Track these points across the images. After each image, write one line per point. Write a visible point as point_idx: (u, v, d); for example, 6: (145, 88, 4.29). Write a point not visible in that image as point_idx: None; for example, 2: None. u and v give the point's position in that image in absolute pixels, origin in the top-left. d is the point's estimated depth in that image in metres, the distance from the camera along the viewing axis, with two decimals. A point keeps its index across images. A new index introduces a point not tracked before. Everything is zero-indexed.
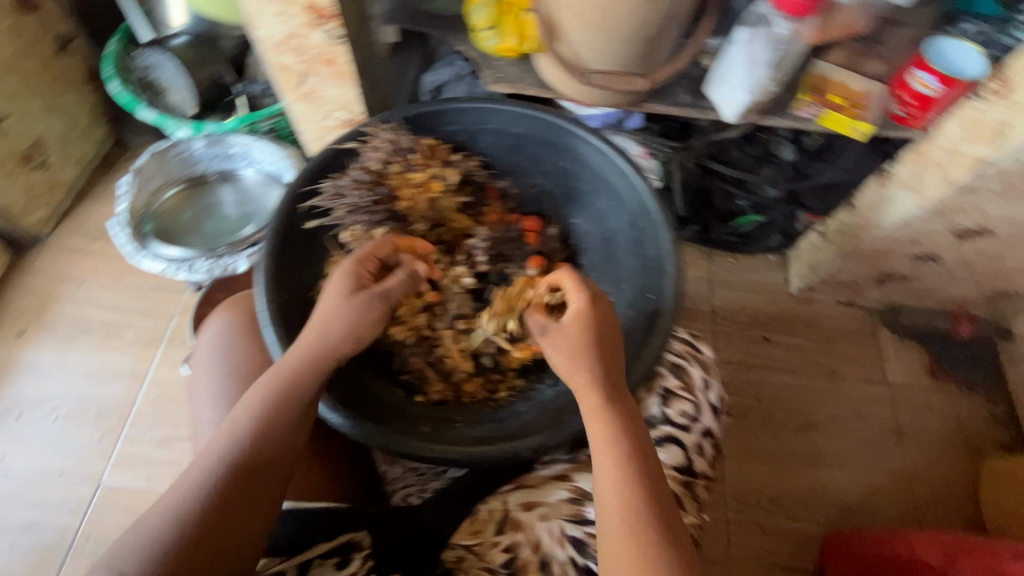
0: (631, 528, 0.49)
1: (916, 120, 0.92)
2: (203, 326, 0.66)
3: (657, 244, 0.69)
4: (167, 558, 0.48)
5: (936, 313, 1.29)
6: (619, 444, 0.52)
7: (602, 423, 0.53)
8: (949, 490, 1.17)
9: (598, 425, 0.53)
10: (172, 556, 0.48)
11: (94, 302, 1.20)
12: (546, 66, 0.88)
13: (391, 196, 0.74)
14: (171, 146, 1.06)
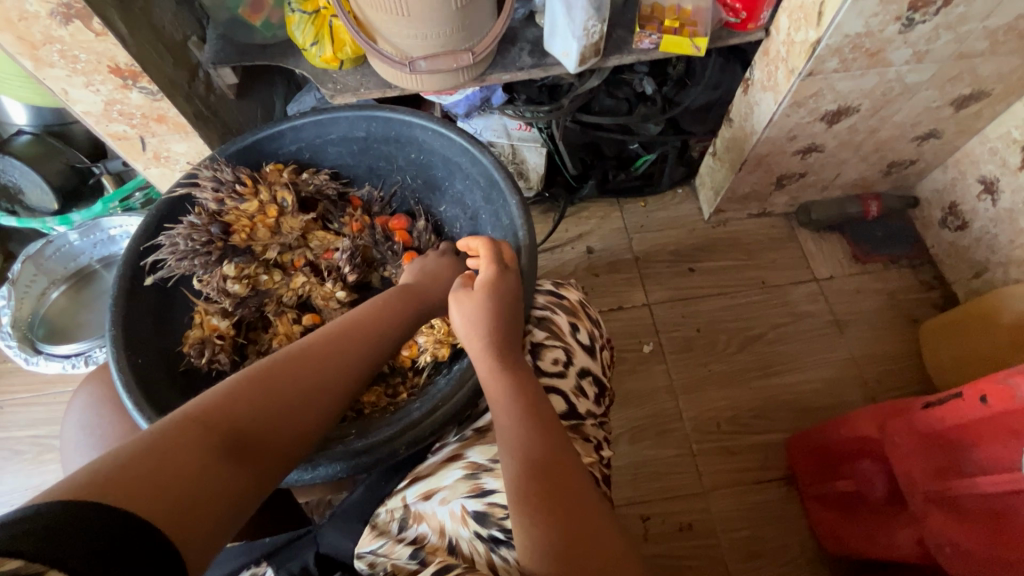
0: (537, 478, 0.49)
1: (751, 21, 0.95)
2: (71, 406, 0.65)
3: (509, 210, 0.69)
4: (185, 486, 0.42)
5: (844, 199, 1.31)
6: (513, 397, 0.54)
7: (497, 379, 0.55)
8: (896, 363, 1.20)
9: (494, 381, 0.55)
10: (189, 486, 0.42)
11: (18, 421, 1.16)
12: (379, 65, 0.88)
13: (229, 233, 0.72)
14: (43, 246, 1.04)
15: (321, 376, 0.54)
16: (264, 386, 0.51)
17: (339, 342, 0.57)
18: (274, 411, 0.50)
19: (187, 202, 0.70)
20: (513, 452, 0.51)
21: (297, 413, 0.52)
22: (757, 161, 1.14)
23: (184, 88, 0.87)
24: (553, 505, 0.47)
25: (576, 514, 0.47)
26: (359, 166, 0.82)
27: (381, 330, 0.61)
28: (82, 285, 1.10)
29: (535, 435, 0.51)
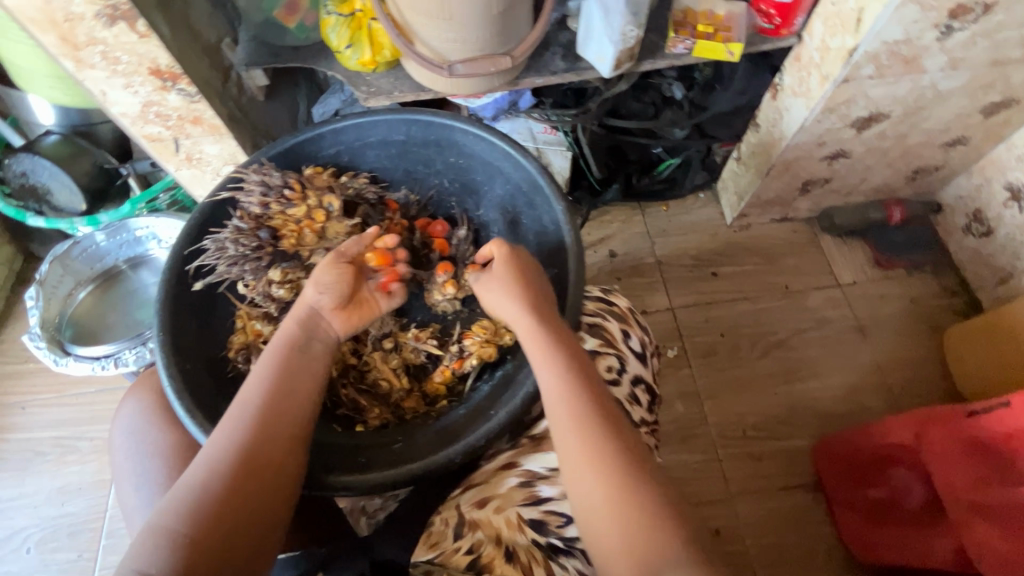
0: (598, 475, 0.49)
1: (785, 27, 0.95)
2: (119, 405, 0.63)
3: (553, 214, 0.69)
4: None
5: (867, 205, 1.31)
6: (569, 386, 0.54)
7: (552, 365, 0.55)
8: (920, 370, 1.19)
9: (549, 367, 0.55)
10: None
11: (42, 421, 1.16)
12: (415, 68, 0.88)
13: (276, 238, 0.71)
14: (71, 247, 1.04)
15: (237, 469, 0.50)
16: (179, 524, 0.47)
17: (243, 440, 0.51)
18: (207, 538, 0.47)
19: (229, 206, 0.70)
20: (568, 441, 0.51)
21: (238, 528, 0.48)
22: (784, 167, 1.14)
23: (219, 89, 0.87)
24: (604, 491, 0.48)
25: (631, 498, 0.47)
26: (396, 169, 0.82)
27: (288, 407, 0.54)
28: (107, 287, 1.10)
29: (595, 423, 0.52)
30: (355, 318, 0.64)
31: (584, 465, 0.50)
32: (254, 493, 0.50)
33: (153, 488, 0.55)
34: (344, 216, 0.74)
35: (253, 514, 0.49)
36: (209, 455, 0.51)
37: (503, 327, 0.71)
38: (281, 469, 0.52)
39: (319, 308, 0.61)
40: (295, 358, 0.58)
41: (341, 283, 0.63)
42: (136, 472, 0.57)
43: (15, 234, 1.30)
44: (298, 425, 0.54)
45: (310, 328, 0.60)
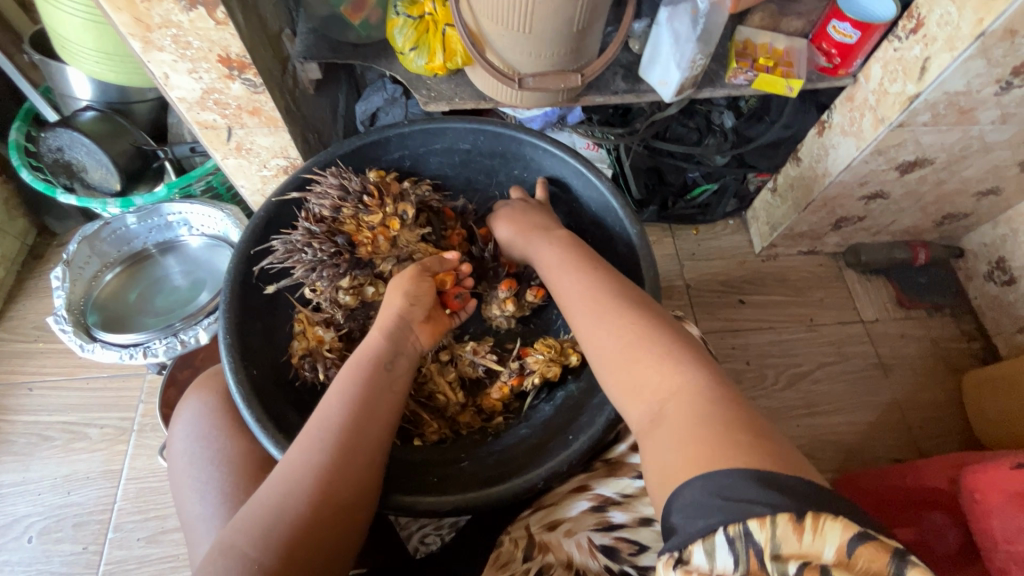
0: (655, 410, 0.49)
1: (843, 67, 0.96)
2: (175, 413, 0.68)
3: (626, 238, 0.69)
4: None
5: (893, 245, 1.33)
6: (616, 323, 0.55)
7: (593, 301, 0.58)
8: (937, 412, 1.21)
9: (590, 304, 0.58)
10: None
11: (50, 404, 1.12)
12: (480, 77, 0.87)
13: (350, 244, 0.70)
14: (100, 228, 1.00)
15: (314, 482, 0.48)
16: (250, 546, 0.44)
17: (323, 462, 0.49)
18: (279, 566, 0.44)
19: (293, 206, 0.68)
20: (618, 373, 0.53)
21: (311, 553, 0.45)
22: (823, 203, 1.15)
23: (279, 80, 0.85)
24: (626, 360, 0.52)
25: (648, 361, 0.51)
26: (457, 177, 0.80)
27: (369, 433, 0.52)
28: (135, 270, 1.06)
29: (641, 349, 0.52)
30: (437, 333, 0.66)
31: (601, 347, 0.55)
32: (331, 513, 0.47)
33: (216, 495, 0.59)
34: (414, 225, 0.73)
35: (327, 541, 0.46)
36: (285, 472, 0.49)
37: (568, 347, 0.70)
38: (359, 496, 0.49)
39: (408, 316, 0.62)
40: (378, 376, 0.56)
41: (424, 294, 0.64)
42: (196, 476, 0.61)
43: (32, 208, 1.25)
44: (377, 447, 0.52)
45: (398, 342, 0.60)
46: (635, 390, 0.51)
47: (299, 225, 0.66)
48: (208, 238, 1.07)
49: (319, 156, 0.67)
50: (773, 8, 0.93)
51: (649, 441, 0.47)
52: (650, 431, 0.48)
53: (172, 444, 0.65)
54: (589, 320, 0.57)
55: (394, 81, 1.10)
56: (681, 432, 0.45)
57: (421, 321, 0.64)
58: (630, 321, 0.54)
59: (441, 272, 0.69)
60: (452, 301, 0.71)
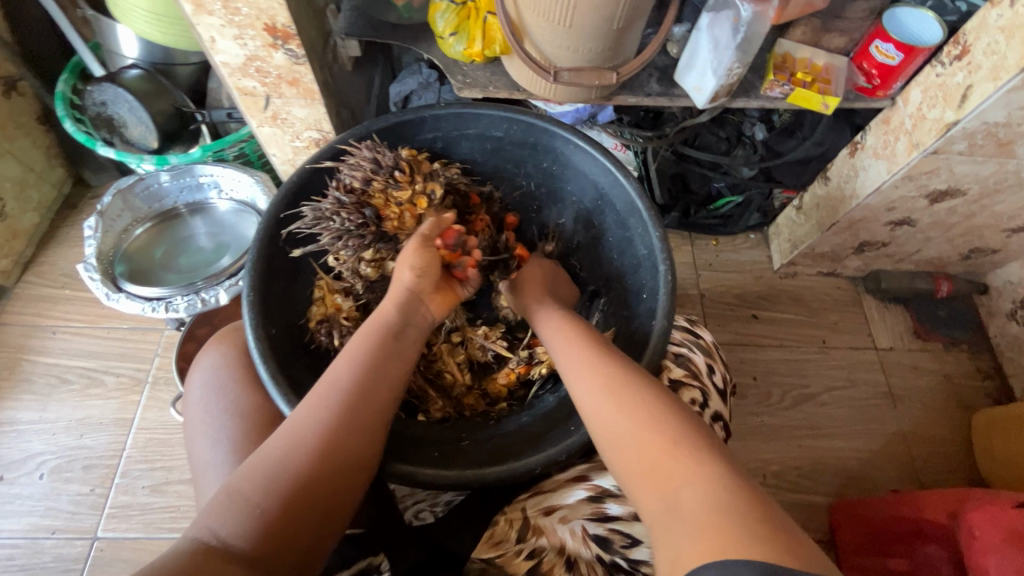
0: (658, 492, 0.45)
1: (882, 89, 0.94)
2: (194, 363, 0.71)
3: (647, 241, 0.68)
4: None
5: (915, 274, 1.31)
6: (609, 390, 0.54)
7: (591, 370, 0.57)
8: (945, 446, 1.20)
9: (587, 376, 0.56)
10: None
11: (71, 349, 1.16)
12: (515, 67, 0.88)
13: (376, 217, 0.72)
14: (135, 182, 1.03)
15: (319, 437, 0.50)
16: (255, 493, 0.47)
17: (330, 421, 0.51)
18: (282, 515, 0.46)
19: (325, 175, 0.70)
20: (614, 449, 0.50)
21: (312, 503, 0.48)
22: (848, 225, 1.14)
23: (320, 54, 0.87)
24: (632, 443, 0.49)
25: (650, 437, 0.48)
26: (486, 164, 0.81)
27: (377, 395, 0.55)
28: (163, 228, 1.09)
29: (635, 420, 0.50)
30: (446, 303, 0.67)
31: (615, 448, 0.50)
32: (333, 466, 0.50)
33: (224, 445, 0.61)
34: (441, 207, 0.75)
35: (327, 495, 0.49)
36: (294, 426, 0.51)
37: None
38: (362, 456, 0.52)
39: (417, 289, 0.64)
40: (389, 345, 0.59)
41: (431, 266, 0.65)
42: (208, 424, 0.63)
43: (70, 159, 1.30)
44: (381, 412, 0.54)
45: (409, 313, 0.62)
46: (634, 467, 0.48)
47: (330, 192, 0.69)
48: (236, 203, 1.09)
49: (355, 129, 0.69)
50: (816, 23, 0.92)
51: (666, 542, 0.42)
52: (665, 528, 0.43)
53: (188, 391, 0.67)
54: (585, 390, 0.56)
55: (430, 66, 1.11)
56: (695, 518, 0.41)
57: (431, 292, 0.65)
58: (629, 394, 0.53)
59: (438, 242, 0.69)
60: (455, 270, 0.69)
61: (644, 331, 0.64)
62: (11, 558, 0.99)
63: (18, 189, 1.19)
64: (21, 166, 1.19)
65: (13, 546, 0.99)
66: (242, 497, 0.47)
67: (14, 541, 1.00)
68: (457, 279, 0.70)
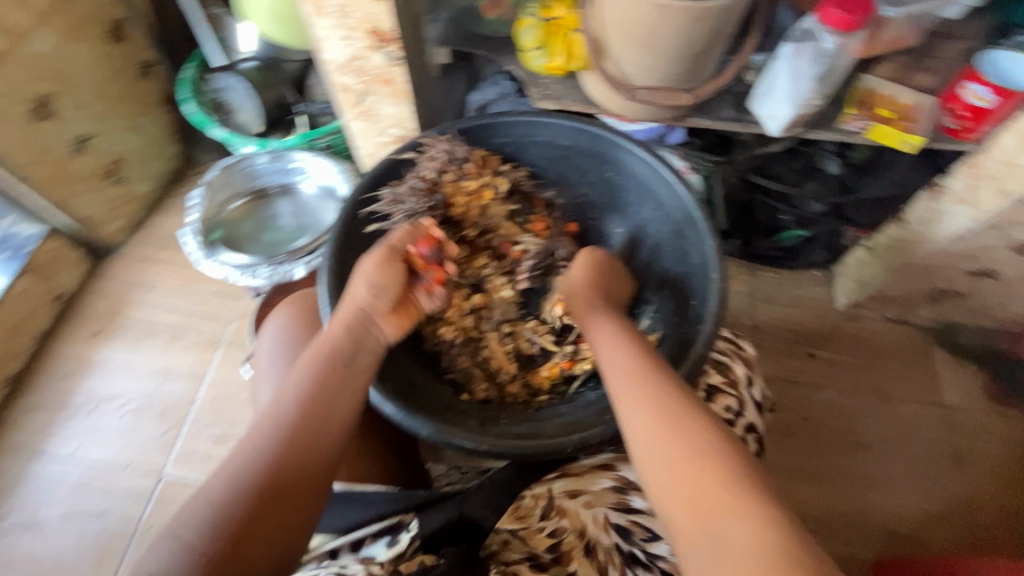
0: (694, 511, 0.48)
1: (970, 132, 0.89)
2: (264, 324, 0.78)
3: (702, 252, 0.71)
4: None
5: (994, 331, 1.23)
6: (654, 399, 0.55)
7: (634, 380, 0.58)
8: (1013, 518, 1.11)
9: (630, 385, 0.57)
10: None
11: (163, 305, 1.29)
12: (592, 83, 0.92)
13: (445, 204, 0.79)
14: (239, 162, 1.15)
15: (258, 473, 0.52)
16: (198, 535, 0.48)
17: (267, 455, 0.53)
18: (226, 552, 0.48)
19: (404, 166, 0.76)
20: (651, 459, 0.52)
21: (257, 536, 0.50)
22: (922, 270, 1.10)
23: (413, 59, 0.95)
24: (678, 467, 0.50)
25: (694, 463, 0.49)
26: (551, 171, 0.85)
27: (327, 418, 0.57)
28: (256, 204, 1.21)
29: (677, 435, 0.52)
30: (403, 322, 0.69)
31: (652, 458, 0.52)
32: (271, 498, 0.51)
33: None
34: (504, 201, 0.83)
35: (271, 526, 0.50)
36: (232, 463, 0.53)
37: None
38: (301, 486, 0.53)
39: (372, 307, 0.65)
40: (336, 372, 0.60)
41: (389, 281, 0.67)
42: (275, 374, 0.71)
43: (183, 138, 1.46)
44: (324, 441, 0.56)
45: (359, 335, 0.63)
46: (671, 480, 0.50)
47: (407, 179, 0.75)
48: (320, 188, 1.19)
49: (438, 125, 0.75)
50: (903, 61, 0.91)
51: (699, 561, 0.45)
52: (698, 548, 0.46)
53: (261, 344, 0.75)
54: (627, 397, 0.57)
55: (510, 79, 1.17)
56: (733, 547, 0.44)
57: (386, 312, 0.67)
58: (674, 414, 0.53)
59: (411, 250, 0.72)
60: (421, 282, 0.72)
61: (689, 339, 0.66)
62: (91, 482, 1.10)
63: (139, 160, 1.35)
64: (143, 140, 1.35)
65: (94, 472, 1.11)
66: (185, 539, 0.48)
67: (95, 468, 1.12)
68: (421, 293, 0.72)
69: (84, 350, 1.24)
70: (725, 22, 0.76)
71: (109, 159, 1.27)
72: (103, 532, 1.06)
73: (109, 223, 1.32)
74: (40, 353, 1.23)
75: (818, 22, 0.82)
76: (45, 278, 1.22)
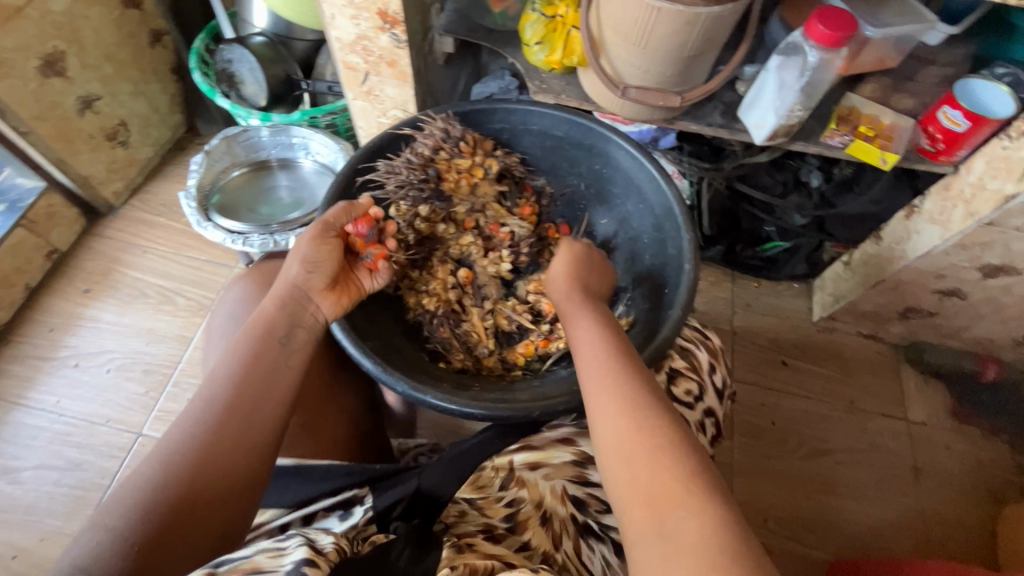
0: (646, 504, 0.50)
1: (945, 154, 0.94)
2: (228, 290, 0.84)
3: (678, 244, 0.74)
4: None
5: (960, 352, 1.27)
6: (624, 393, 0.56)
7: (607, 373, 0.58)
8: (965, 531, 1.14)
9: (603, 377, 0.58)
10: None
11: (154, 268, 1.31)
12: (589, 80, 0.96)
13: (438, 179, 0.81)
14: (240, 132, 1.18)
15: (196, 451, 0.55)
16: (133, 511, 0.51)
17: (202, 434, 0.56)
18: (167, 525, 0.52)
19: (402, 142, 0.80)
20: (614, 450, 0.54)
21: (201, 507, 0.54)
22: (894, 285, 1.14)
23: (418, 44, 0.98)
24: (641, 463, 0.52)
25: (658, 459, 0.51)
26: (542, 160, 0.88)
27: (255, 401, 0.59)
28: (254, 175, 1.23)
29: (641, 430, 0.53)
30: (343, 299, 0.70)
31: (615, 449, 0.53)
32: (210, 473, 0.55)
33: None
34: (494, 182, 0.85)
35: (212, 499, 0.54)
36: (168, 444, 0.56)
37: None
38: (239, 460, 0.57)
39: (305, 285, 0.67)
40: (270, 351, 0.63)
41: (324, 260, 0.68)
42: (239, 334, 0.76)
43: (188, 108, 1.48)
44: (263, 419, 0.59)
45: (295, 314, 0.65)
46: (630, 471, 0.52)
47: (403, 153, 0.78)
48: (319, 165, 1.22)
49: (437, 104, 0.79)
50: (886, 82, 0.95)
51: (647, 550, 0.48)
52: (648, 538, 0.48)
53: (216, 315, 0.81)
54: (598, 388, 0.58)
55: (512, 73, 1.21)
56: (683, 539, 0.46)
57: (323, 290, 0.68)
58: (644, 412, 0.55)
59: (348, 228, 0.71)
60: (363, 261, 0.72)
61: (656, 325, 0.70)
62: (69, 435, 1.12)
63: (142, 125, 1.37)
64: (148, 106, 1.37)
65: (72, 425, 1.13)
66: (122, 511, 0.51)
67: (74, 421, 1.13)
68: (362, 272, 0.73)
69: (72, 306, 1.25)
70: (716, 30, 0.79)
71: (114, 121, 1.29)
72: (77, 484, 1.07)
73: (108, 185, 1.34)
74: (30, 306, 1.24)
75: (805, 35, 0.84)
76: (41, 232, 1.24)
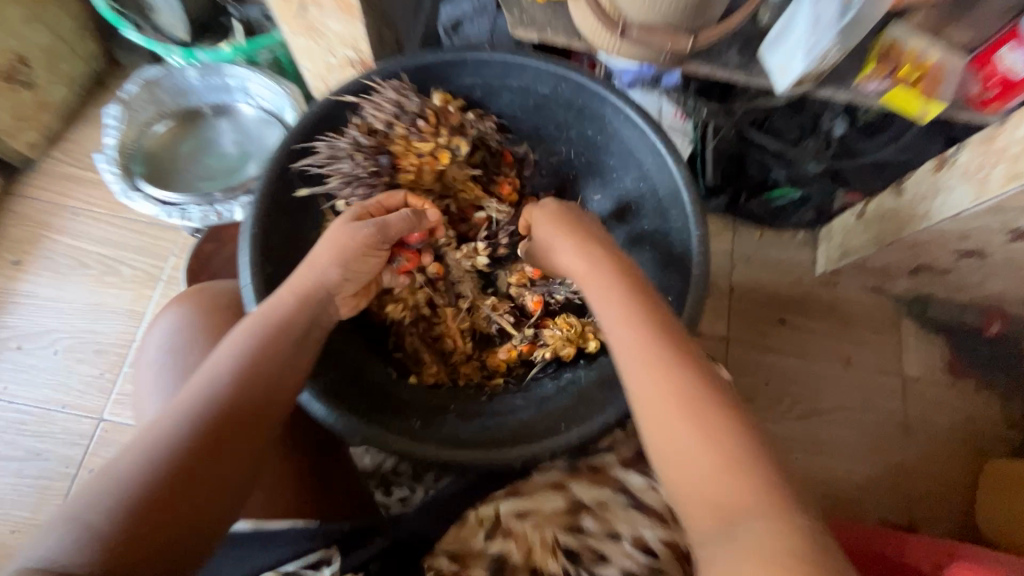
0: (709, 494, 0.44)
1: (997, 103, 0.82)
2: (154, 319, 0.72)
3: (685, 239, 0.62)
4: None
5: (966, 307, 1.21)
6: (670, 366, 0.50)
7: (642, 343, 0.52)
8: (946, 487, 1.15)
9: (637, 350, 0.52)
10: None
11: (91, 234, 1.16)
12: (578, 12, 0.77)
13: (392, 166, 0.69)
14: (162, 75, 0.98)
15: (192, 441, 0.47)
16: (109, 510, 0.42)
17: (201, 425, 0.48)
18: (150, 530, 0.43)
19: (347, 112, 0.66)
20: (663, 433, 0.48)
21: (192, 511, 0.45)
22: (910, 244, 1.04)
23: None
24: (692, 446, 0.46)
25: (713, 461, 0.45)
26: (524, 120, 0.74)
27: (270, 399, 0.52)
28: (186, 128, 1.04)
29: (692, 410, 0.47)
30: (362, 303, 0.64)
31: (664, 434, 0.48)
32: (208, 471, 0.47)
33: None
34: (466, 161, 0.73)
35: (207, 502, 0.46)
36: (159, 431, 0.47)
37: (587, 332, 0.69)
38: (242, 459, 0.49)
39: (333, 290, 0.58)
40: (284, 344, 0.54)
41: (353, 260, 0.59)
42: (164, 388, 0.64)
43: (103, 35, 1.25)
44: (274, 417, 0.52)
45: (313, 309, 0.57)
46: (682, 461, 0.46)
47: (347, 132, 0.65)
48: (263, 112, 1.04)
49: (383, 64, 0.64)
50: (940, 11, 0.78)
51: (712, 553, 0.42)
52: (714, 539, 0.42)
53: (145, 348, 0.68)
54: (634, 363, 0.51)
55: None
56: (751, 539, 0.40)
57: (348, 294, 0.61)
58: (687, 386, 0.49)
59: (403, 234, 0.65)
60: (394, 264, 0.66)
61: None
62: (24, 423, 1.05)
63: (47, 60, 1.15)
64: (51, 35, 1.14)
65: (26, 413, 1.05)
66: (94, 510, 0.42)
67: (27, 408, 1.05)
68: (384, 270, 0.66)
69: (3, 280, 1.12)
70: None
71: (8, 57, 1.07)
72: (40, 475, 1.02)
73: (19, 135, 1.15)
74: None
75: None
76: None
